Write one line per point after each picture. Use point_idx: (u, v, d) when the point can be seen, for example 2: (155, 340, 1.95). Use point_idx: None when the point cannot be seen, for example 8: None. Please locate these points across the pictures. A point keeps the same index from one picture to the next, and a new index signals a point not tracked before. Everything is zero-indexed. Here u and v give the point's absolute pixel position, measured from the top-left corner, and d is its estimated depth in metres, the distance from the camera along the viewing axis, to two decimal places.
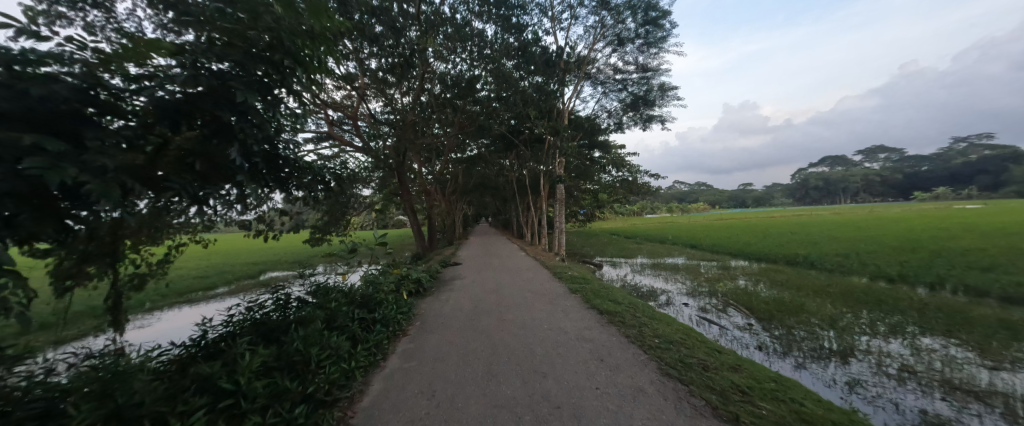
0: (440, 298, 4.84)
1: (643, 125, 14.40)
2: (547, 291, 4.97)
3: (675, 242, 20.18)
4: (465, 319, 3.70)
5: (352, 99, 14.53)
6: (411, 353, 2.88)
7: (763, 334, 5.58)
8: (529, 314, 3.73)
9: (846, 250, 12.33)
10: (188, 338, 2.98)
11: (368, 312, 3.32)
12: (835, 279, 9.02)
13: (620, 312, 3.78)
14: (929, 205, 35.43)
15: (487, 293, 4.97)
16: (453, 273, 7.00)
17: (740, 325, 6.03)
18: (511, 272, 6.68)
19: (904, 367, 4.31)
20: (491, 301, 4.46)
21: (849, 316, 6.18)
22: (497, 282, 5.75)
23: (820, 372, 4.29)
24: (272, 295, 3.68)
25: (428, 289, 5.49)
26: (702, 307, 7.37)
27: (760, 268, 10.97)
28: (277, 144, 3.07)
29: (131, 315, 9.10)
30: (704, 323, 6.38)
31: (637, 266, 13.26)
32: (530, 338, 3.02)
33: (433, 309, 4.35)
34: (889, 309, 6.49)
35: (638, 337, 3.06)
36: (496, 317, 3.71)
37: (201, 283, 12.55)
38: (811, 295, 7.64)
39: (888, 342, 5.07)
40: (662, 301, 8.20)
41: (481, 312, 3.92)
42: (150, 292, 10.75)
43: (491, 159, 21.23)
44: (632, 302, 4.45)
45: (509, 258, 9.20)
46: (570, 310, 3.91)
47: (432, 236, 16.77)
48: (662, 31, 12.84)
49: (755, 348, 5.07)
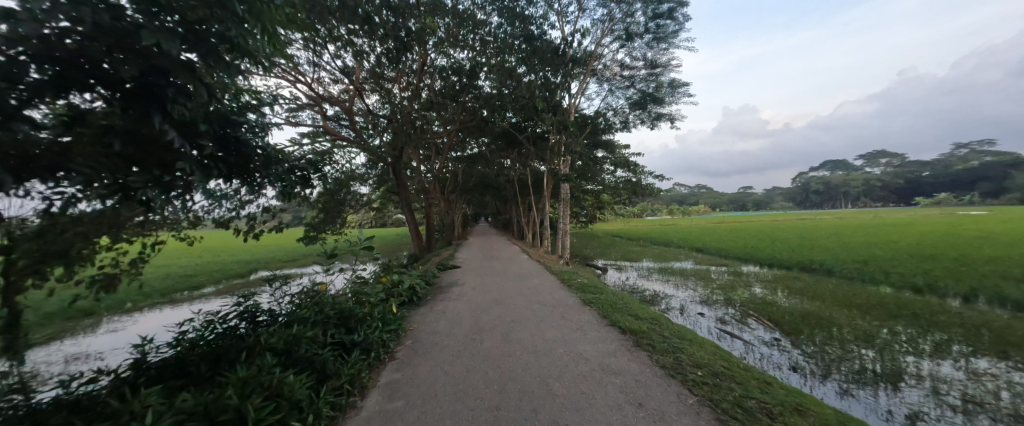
0: (436, 310, 4.25)
1: (651, 123, 13.84)
2: (559, 302, 4.38)
3: (681, 245, 19.66)
4: (465, 340, 3.11)
5: (348, 93, 13.98)
6: (395, 388, 2.31)
7: (795, 352, 5.04)
8: (541, 334, 3.16)
9: (863, 257, 11.82)
10: (122, 363, 2.41)
11: (346, 333, 2.74)
12: (858, 288, 8.49)
13: (647, 333, 3.21)
14: (936, 212, 34.91)
15: (491, 303, 4.38)
16: (451, 278, 6.40)
17: (767, 341, 5.49)
18: (516, 278, 6.08)
19: (967, 397, 3.76)
20: (494, 314, 3.89)
21: (885, 331, 5.65)
22: (500, 290, 5.15)
23: (871, 400, 3.74)
24: (237, 305, 3.11)
25: (423, 297, 4.93)
26: (722, 318, 6.82)
27: (774, 275, 10.44)
28: (236, 126, 2.49)
29: (108, 316, 8.57)
30: (727, 338, 5.80)
31: (643, 271, 12.74)
32: (545, 370, 2.45)
33: (428, 323, 3.78)
34: (926, 324, 5.95)
35: (676, 369, 2.49)
36: (501, 337, 3.13)
37: (187, 282, 12.00)
38: (836, 305, 7.11)
39: (939, 364, 4.52)
40: (675, 309, 7.68)
41: (484, 329, 3.35)
42: (132, 292, 10.21)
43: (492, 157, 20.68)
44: (656, 318, 3.87)
45: (512, 261, 8.66)
46: (587, 328, 3.35)
47: (431, 236, 16.24)
48: (673, 25, 12.27)
49: (789, 369, 4.49)
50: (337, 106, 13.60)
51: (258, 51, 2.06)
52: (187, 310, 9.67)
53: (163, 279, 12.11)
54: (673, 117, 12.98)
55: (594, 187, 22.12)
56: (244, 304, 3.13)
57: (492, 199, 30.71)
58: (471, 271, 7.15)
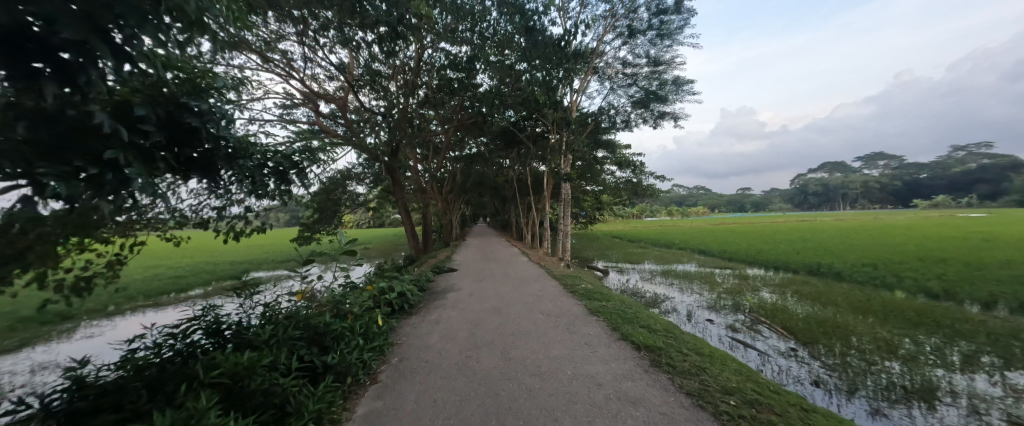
0: (431, 319, 3.88)
1: (654, 122, 13.52)
2: (564, 311, 4.01)
3: (682, 246, 19.39)
4: (460, 357, 2.75)
5: (343, 90, 13.62)
6: (374, 421, 1.95)
7: (815, 364, 4.71)
8: (544, 351, 2.80)
9: (871, 260, 11.52)
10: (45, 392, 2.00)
11: (320, 353, 2.39)
12: (871, 293, 8.18)
13: (663, 348, 2.86)
14: (936, 215, 34.79)
15: (490, 312, 4.01)
16: (447, 283, 6.02)
17: (783, 351, 5.17)
18: (516, 283, 5.70)
19: (1011, 417, 3.43)
20: (492, 325, 3.53)
21: (906, 341, 5.34)
22: (500, 296, 4.77)
23: (906, 420, 3.41)
24: (196, 317, 2.71)
25: (416, 304, 4.58)
26: (733, 326, 6.46)
27: (781, 279, 10.12)
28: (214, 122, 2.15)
29: (86, 320, 8.16)
30: (741, 347, 5.44)
31: (646, 274, 12.40)
32: (552, 398, 2.10)
33: (418, 335, 3.41)
34: (949, 332, 5.64)
35: (703, 396, 2.14)
36: (500, 354, 2.77)
37: (175, 284, 11.59)
38: (851, 312, 6.79)
39: (971, 379, 4.21)
40: (681, 314, 7.35)
41: (480, 344, 2.99)
42: (116, 295, 9.82)
43: (491, 157, 20.35)
44: (669, 330, 3.52)
45: (511, 264, 8.32)
46: (595, 343, 3.00)
47: (428, 237, 15.87)
48: (677, 22, 11.98)
49: (812, 384, 4.14)
50: (332, 103, 13.25)
51: (206, 19, 1.70)
52: (172, 314, 9.27)
53: (150, 280, 11.75)
54: (676, 116, 12.68)
55: (594, 187, 21.80)
56: (208, 314, 2.76)
57: (490, 200, 30.31)
58: (469, 275, 6.76)
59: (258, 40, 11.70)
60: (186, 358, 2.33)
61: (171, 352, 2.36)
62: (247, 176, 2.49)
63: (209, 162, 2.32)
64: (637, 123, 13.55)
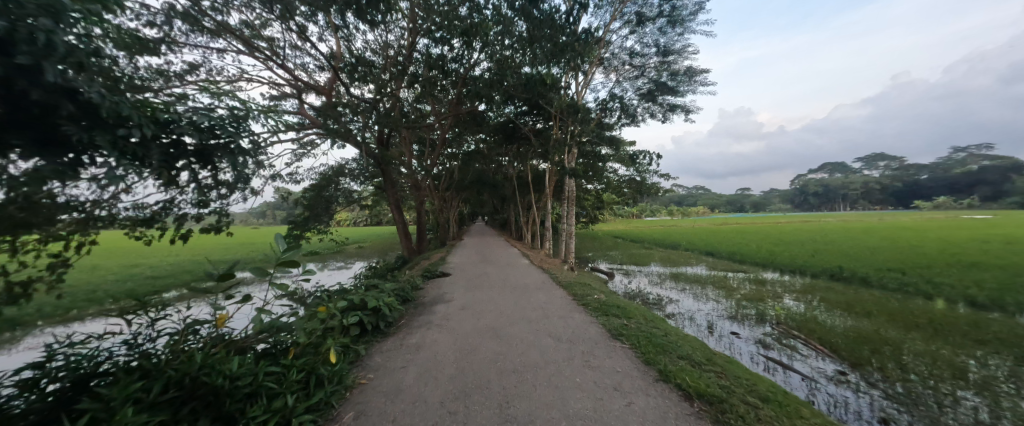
0: (409, 344, 3.07)
1: (663, 116, 12.73)
2: (575, 332, 3.22)
3: (688, 247, 18.68)
4: (439, 415, 1.92)
5: (331, 80, 12.77)
6: None
7: (874, 394, 3.94)
8: (560, 405, 1.99)
9: (896, 264, 10.75)
10: None
11: None
12: (908, 302, 7.39)
13: (722, 399, 2.05)
14: (942, 216, 34.16)
15: (484, 334, 3.22)
16: (437, 291, 5.20)
17: (830, 375, 4.41)
18: (516, 293, 4.91)
19: None
20: (488, 357, 2.70)
21: (972, 363, 4.57)
22: (497, 310, 3.97)
23: None
24: (47, 364, 1.73)
25: (397, 321, 3.75)
26: (763, 341, 5.67)
27: (803, 285, 9.35)
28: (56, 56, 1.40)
29: (38, 329, 7.32)
30: (779, 370, 4.64)
31: (653, 277, 11.63)
32: None
33: (389, 370, 2.58)
34: (1015, 351, 4.88)
35: None
36: (498, 410, 1.95)
37: (148, 286, 10.73)
38: (892, 324, 6.05)
39: None
40: (701, 325, 6.59)
41: (471, 392, 2.16)
42: (79, 299, 8.97)
43: (490, 154, 19.57)
44: (715, 363, 2.72)
45: (512, 268, 7.57)
46: (630, 389, 2.18)
47: (423, 236, 15.06)
48: (689, 8, 11.17)
49: (880, 422, 3.37)
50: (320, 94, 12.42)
51: None
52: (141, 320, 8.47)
53: (123, 281, 10.86)
54: (687, 109, 11.88)
55: (596, 186, 21.00)
56: (72, 356, 1.82)
57: (489, 198, 29.51)
58: (462, 282, 5.95)
59: (242, 26, 10.91)
60: (50, 414, 1.55)
61: (22, 402, 1.56)
62: (121, 149, 1.71)
63: (52, 124, 1.54)
64: (645, 117, 12.75)
